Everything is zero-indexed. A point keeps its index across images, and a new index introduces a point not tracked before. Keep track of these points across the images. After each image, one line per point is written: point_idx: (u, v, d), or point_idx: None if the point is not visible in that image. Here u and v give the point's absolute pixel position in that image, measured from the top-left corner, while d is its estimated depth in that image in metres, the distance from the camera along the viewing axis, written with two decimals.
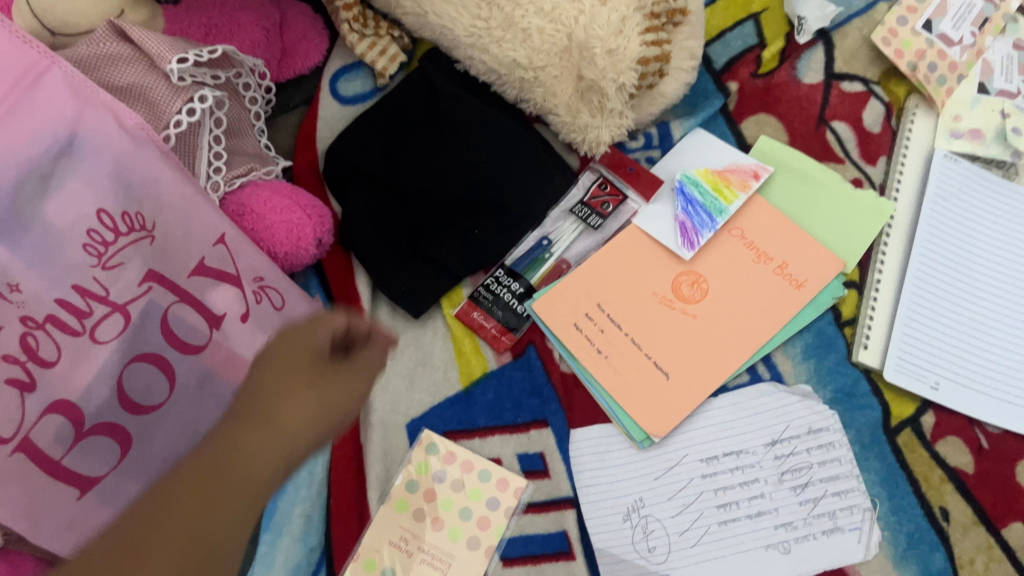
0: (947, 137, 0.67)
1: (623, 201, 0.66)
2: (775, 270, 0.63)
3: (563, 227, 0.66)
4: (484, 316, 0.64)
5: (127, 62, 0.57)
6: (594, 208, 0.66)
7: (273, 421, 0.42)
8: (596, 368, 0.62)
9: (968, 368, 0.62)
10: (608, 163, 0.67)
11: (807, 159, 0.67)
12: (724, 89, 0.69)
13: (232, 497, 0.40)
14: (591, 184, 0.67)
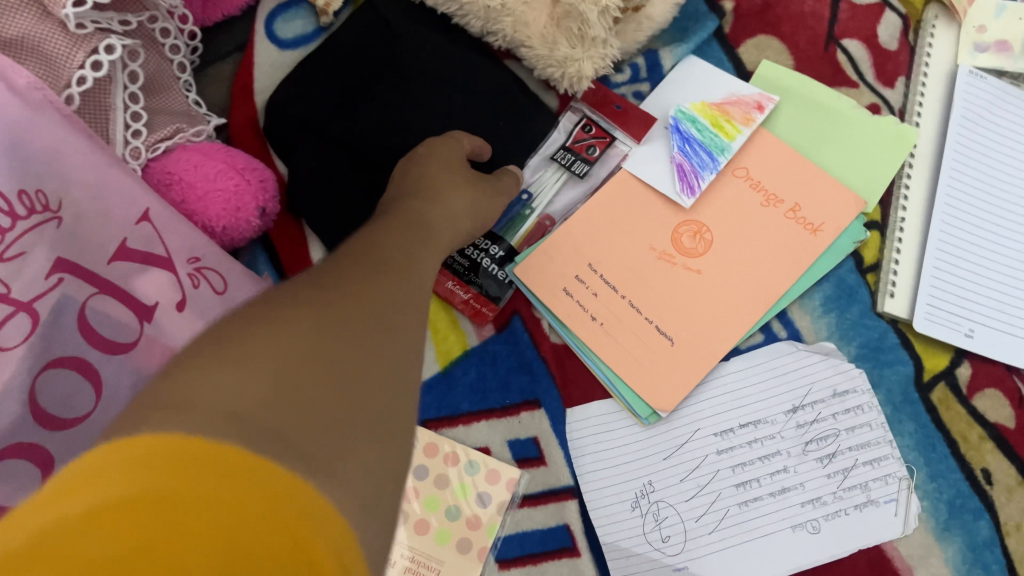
0: (970, 51, 0.59)
1: (610, 143, 0.58)
2: (786, 214, 0.56)
3: (543, 176, 0.58)
4: (460, 286, 0.55)
5: (13, 10, 0.44)
6: (579, 154, 0.58)
7: (392, 249, 0.37)
8: (595, 342, 0.54)
9: (1006, 311, 0.56)
10: (592, 100, 0.58)
11: (816, 85, 0.59)
12: (718, 9, 0.61)
13: (381, 284, 0.33)
14: (573, 127, 0.58)
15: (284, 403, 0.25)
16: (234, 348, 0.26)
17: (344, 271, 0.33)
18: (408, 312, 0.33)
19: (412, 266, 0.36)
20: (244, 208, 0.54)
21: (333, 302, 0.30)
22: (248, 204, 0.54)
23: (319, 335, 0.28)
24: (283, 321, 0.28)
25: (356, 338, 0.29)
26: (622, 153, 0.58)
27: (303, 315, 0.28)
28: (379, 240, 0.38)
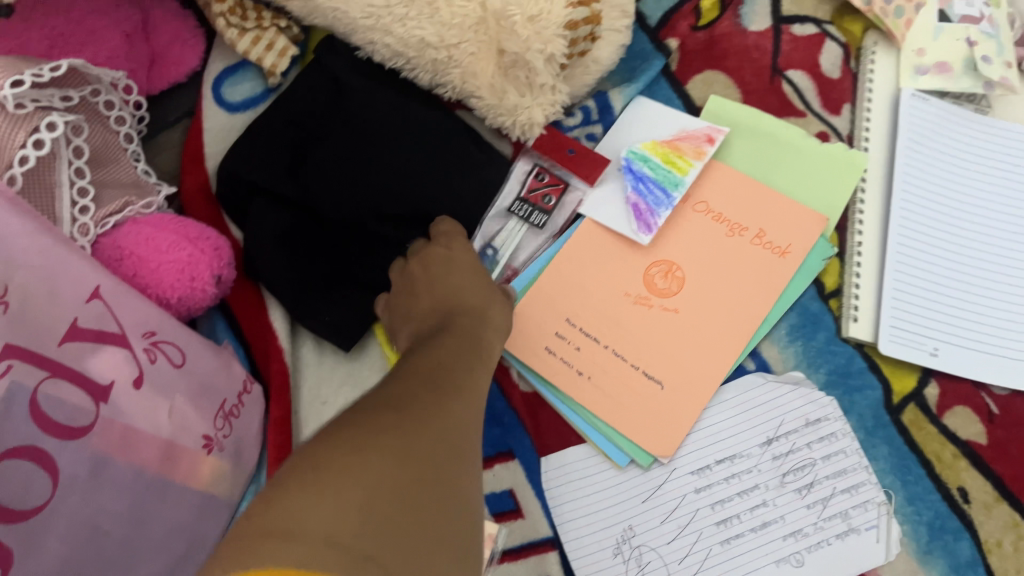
0: (912, 75, 0.60)
1: (565, 189, 0.58)
2: (752, 240, 0.56)
3: (499, 228, 0.58)
4: None
5: None
6: (535, 204, 0.58)
7: (450, 369, 0.41)
8: (576, 390, 0.54)
9: (971, 327, 0.56)
10: (543, 149, 0.58)
11: (763, 117, 0.59)
12: (663, 47, 0.62)
13: (442, 407, 0.37)
14: (525, 178, 0.58)
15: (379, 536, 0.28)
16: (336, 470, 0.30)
17: (412, 395, 0.37)
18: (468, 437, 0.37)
19: (467, 384, 0.40)
20: (199, 277, 0.53)
21: (411, 429, 0.33)
22: (203, 273, 0.54)
23: (400, 462, 0.31)
24: (368, 447, 0.31)
25: (433, 468, 0.32)
26: (580, 198, 0.58)
27: (387, 441, 0.32)
28: (430, 358, 0.42)
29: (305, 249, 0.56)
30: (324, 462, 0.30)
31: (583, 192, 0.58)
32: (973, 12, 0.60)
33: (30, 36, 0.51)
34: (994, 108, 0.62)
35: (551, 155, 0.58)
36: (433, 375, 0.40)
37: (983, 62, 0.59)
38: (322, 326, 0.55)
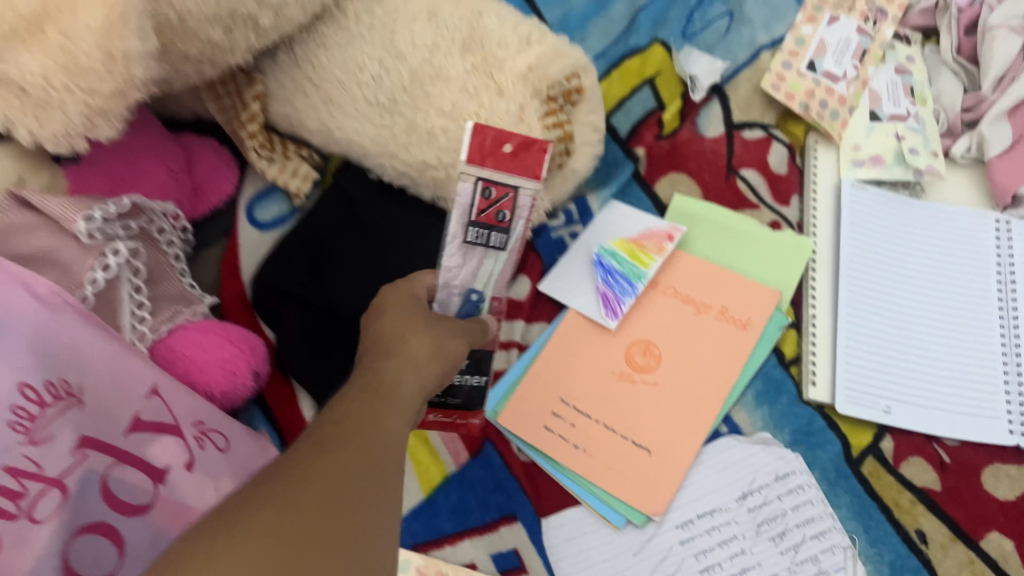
0: (850, 167, 0.70)
1: (516, 196, 0.45)
2: (717, 316, 0.64)
3: (461, 265, 0.48)
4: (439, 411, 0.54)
5: (33, 229, 0.55)
6: (490, 224, 0.46)
7: (387, 396, 0.42)
8: (574, 462, 0.60)
9: (919, 385, 0.63)
10: (482, 162, 0.43)
11: (722, 211, 0.68)
12: (633, 155, 0.71)
13: (362, 441, 0.38)
14: (471, 201, 0.44)
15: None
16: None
17: (318, 464, 0.35)
18: (383, 507, 0.36)
19: (394, 450, 0.39)
20: (240, 372, 0.62)
21: (302, 487, 0.34)
22: (243, 368, 0.62)
23: (272, 524, 0.32)
24: (243, 512, 0.32)
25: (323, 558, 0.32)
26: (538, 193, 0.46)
27: (268, 527, 0.31)
28: (358, 410, 0.40)
29: (326, 344, 0.64)
30: (196, 557, 0.30)
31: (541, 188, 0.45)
32: (900, 111, 0.71)
33: (95, 178, 0.61)
34: (928, 191, 0.71)
35: (497, 165, 0.43)
36: (350, 444, 0.37)
37: (910, 153, 0.69)
38: None
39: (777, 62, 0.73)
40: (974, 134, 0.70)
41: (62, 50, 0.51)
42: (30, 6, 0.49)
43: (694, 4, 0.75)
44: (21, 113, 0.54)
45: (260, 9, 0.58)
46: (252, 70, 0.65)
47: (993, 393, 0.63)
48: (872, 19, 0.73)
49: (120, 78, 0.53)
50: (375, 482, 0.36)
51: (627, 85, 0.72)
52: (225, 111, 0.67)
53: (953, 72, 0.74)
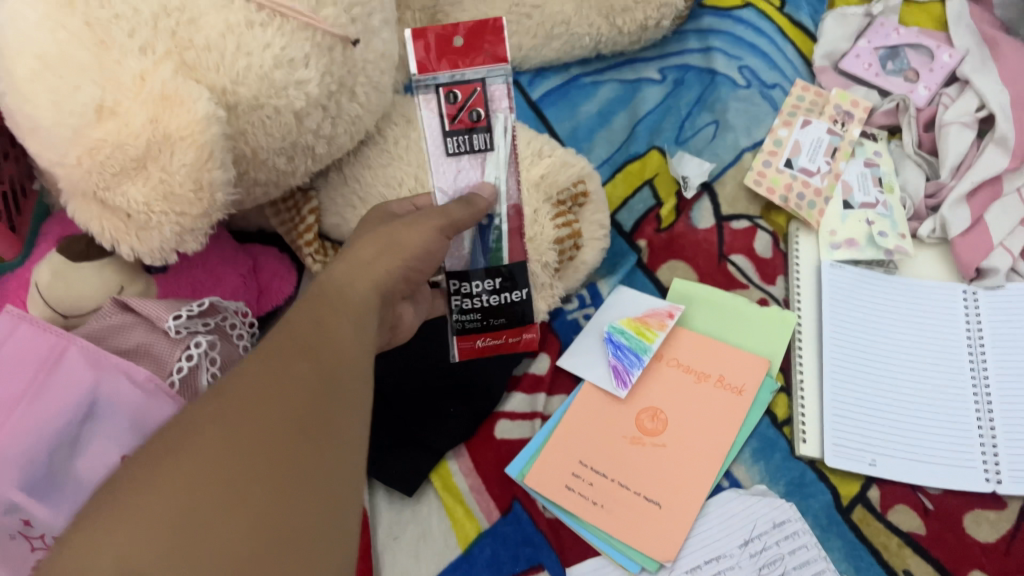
0: (828, 249, 0.80)
1: (482, 85, 0.63)
2: (715, 384, 0.73)
3: (469, 164, 0.65)
4: (488, 337, 0.69)
5: (130, 328, 0.68)
6: (468, 128, 0.64)
7: (329, 335, 0.46)
8: (593, 517, 0.68)
9: (900, 440, 0.71)
10: (436, 70, 0.63)
11: (717, 292, 0.79)
12: (635, 246, 0.83)
13: (305, 381, 0.42)
14: (441, 110, 0.63)
15: (207, 521, 0.36)
16: (170, 466, 0.37)
17: (262, 409, 0.40)
18: (343, 406, 0.43)
19: (339, 383, 0.44)
20: None
21: (250, 434, 0.39)
22: None
23: (223, 471, 0.37)
24: (188, 461, 0.37)
25: (286, 445, 0.39)
26: (503, 80, 0.64)
27: (233, 427, 0.39)
28: (299, 346, 0.44)
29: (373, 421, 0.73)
30: (176, 448, 0.38)
31: (502, 77, 0.64)
32: (870, 199, 0.81)
33: (179, 283, 0.74)
34: (900, 269, 0.80)
35: (451, 61, 0.63)
36: (310, 354, 0.44)
37: (880, 236, 0.79)
38: (394, 478, 0.70)
39: (759, 161, 0.85)
40: (937, 218, 0.79)
41: (160, 182, 0.63)
42: (137, 147, 0.60)
43: (685, 115, 0.90)
44: (125, 233, 0.66)
45: (316, 140, 0.71)
46: (308, 189, 0.79)
47: (969, 445, 0.70)
48: (840, 121, 0.85)
49: (205, 202, 0.65)
50: (333, 386, 0.43)
51: (629, 185, 0.86)
52: (284, 223, 0.80)
53: (916, 164, 0.84)
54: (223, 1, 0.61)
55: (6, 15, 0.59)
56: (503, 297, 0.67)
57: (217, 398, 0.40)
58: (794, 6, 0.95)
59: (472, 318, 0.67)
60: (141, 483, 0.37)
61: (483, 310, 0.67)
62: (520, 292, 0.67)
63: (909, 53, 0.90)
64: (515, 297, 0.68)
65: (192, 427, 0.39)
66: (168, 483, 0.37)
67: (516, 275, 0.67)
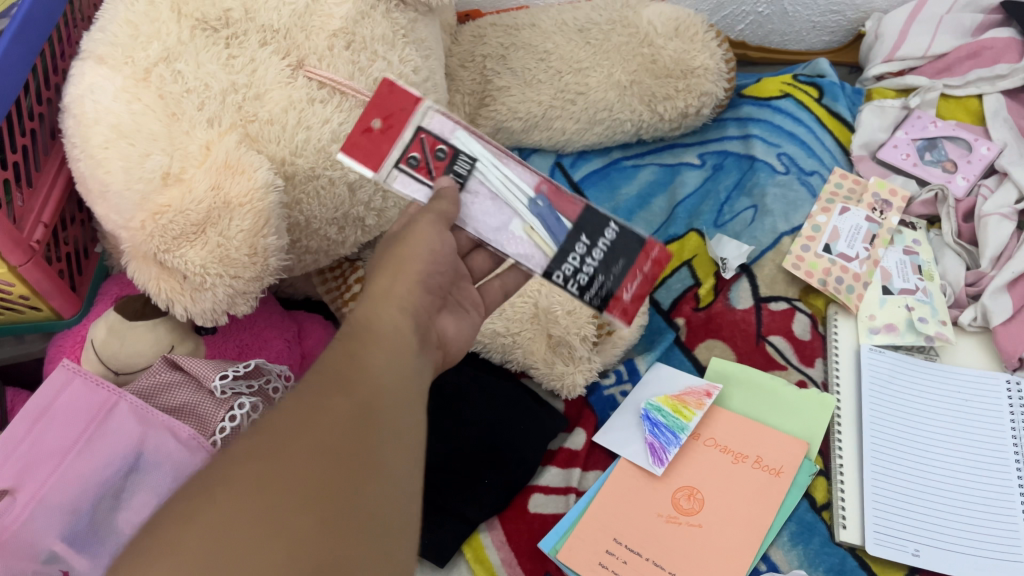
0: (867, 334, 0.80)
1: (422, 133, 0.54)
2: (753, 464, 0.72)
3: (478, 143, 0.55)
4: (627, 284, 0.56)
5: (178, 385, 0.69)
6: (448, 165, 0.54)
7: (368, 354, 0.43)
8: None
9: (944, 529, 0.69)
10: (376, 160, 0.53)
11: (755, 371, 0.79)
12: (674, 324, 0.84)
13: (346, 404, 0.40)
14: (414, 175, 0.53)
15: (246, 559, 0.34)
16: (205, 505, 0.35)
17: (304, 431, 0.38)
18: (387, 438, 0.40)
19: (385, 400, 0.41)
20: None
21: (294, 460, 0.37)
22: None
23: (267, 497, 0.35)
24: (229, 492, 0.36)
25: (328, 477, 0.37)
26: (434, 109, 0.54)
27: (275, 459, 0.37)
28: (340, 366, 0.42)
29: None
30: (213, 487, 0.36)
31: (428, 106, 0.54)
32: (909, 286, 0.82)
33: (227, 344, 0.77)
34: (941, 355, 0.80)
35: (386, 155, 0.53)
36: (349, 385, 0.41)
37: (920, 322, 0.79)
38: (422, 546, 0.69)
39: (797, 245, 0.86)
40: (978, 306, 0.80)
41: (217, 246, 0.62)
42: (198, 213, 0.61)
43: (723, 199, 0.93)
44: (180, 293, 0.65)
45: (367, 212, 0.73)
46: (355, 259, 0.81)
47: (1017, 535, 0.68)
48: (879, 209, 0.87)
49: (259, 266, 0.64)
50: (375, 416, 0.40)
51: (667, 265, 0.88)
52: (330, 293, 0.82)
53: (956, 253, 0.85)
54: (286, 79, 0.65)
55: (86, 87, 0.62)
56: (602, 246, 0.55)
57: (255, 437, 0.38)
58: (831, 98, 0.98)
59: (598, 294, 0.55)
60: (176, 528, 0.35)
61: (599, 269, 0.55)
62: (610, 229, 0.56)
63: (946, 145, 0.92)
64: (619, 228, 0.56)
65: (228, 466, 0.37)
66: (201, 525, 0.35)
67: (593, 217, 0.55)
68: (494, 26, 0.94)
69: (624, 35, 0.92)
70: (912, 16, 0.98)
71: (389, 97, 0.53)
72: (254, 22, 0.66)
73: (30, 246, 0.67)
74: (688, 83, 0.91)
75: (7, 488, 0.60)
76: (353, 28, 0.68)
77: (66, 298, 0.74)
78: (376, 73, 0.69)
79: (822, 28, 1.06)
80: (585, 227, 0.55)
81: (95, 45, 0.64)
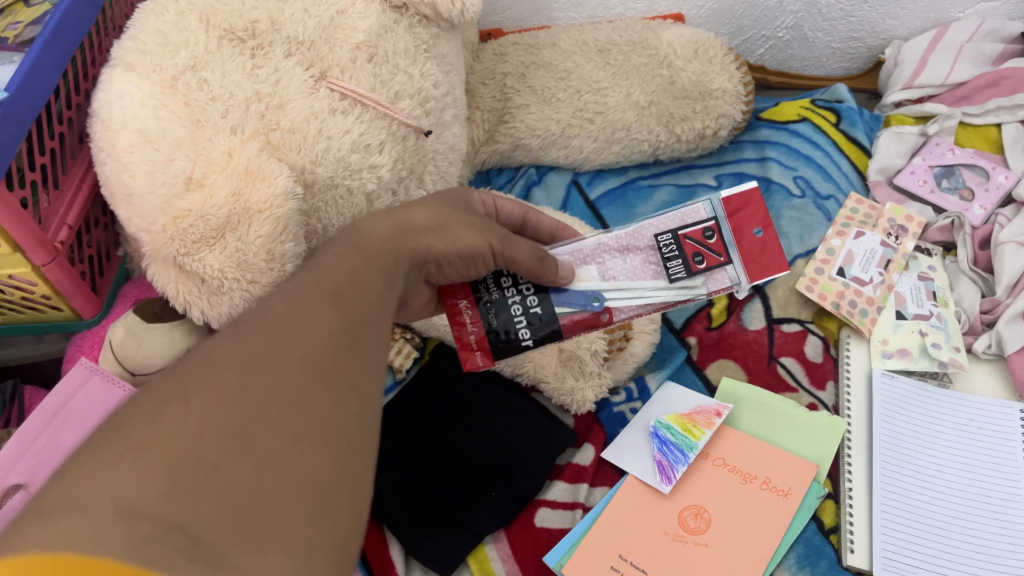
0: (880, 358, 0.80)
1: (721, 263, 0.54)
2: (761, 485, 0.71)
3: (669, 294, 0.55)
4: (469, 311, 0.55)
5: None
6: (685, 255, 0.54)
7: (353, 281, 0.42)
8: None
9: (940, 548, 0.69)
10: (734, 213, 0.55)
11: (765, 393, 0.79)
12: (685, 343, 0.84)
13: (326, 327, 0.38)
14: (694, 224, 0.55)
15: (215, 467, 0.31)
16: (176, 404, 0.32)
17: (279, 347, 0.36)
18: (366, 371, 0.39)
19: (367, 332, 0.40)
20: None
21: (269, 376, 0.35)
22: None
23: (239, 408, 0.33)
24: (199, 395, 0.33)
25: (307, 399, 0.35)
26: (734, 288, 0.55)
27: (251, 368, 0.34)
28: (322, 287, 0.40)
29: (416, 498, 0.72)
30: (183, 383, 0.33)
31: (741, 284, 0.54)
32: (923, 311, 0.82)
33: None
34: (954, 381, 0.80)
35: (731, 220, 0.55)
36: (331, 307, 0.39)
37: (933, 347, 0.79)
38: (428, 555, 0.69)
39: (811, 268, 0.86)
40: (992, 333, 0.79)
41: (236, 251, 0.63)
42: (218, 218, 0.62)
43: None
44: (198, 296, 0.66)
45: None
46: None
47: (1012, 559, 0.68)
48: (894, 234, 0.87)
49: (276, 272, 0.65)
50: (355, 342, 0.39)
51: None
52: None
53: (971, 280, 0.85)
54: (309, 90, 0.67)
55: (115, 94, 0.63)
56: (519, 319, 0.54)
57: (229, 342, 0.35)
58: (849, 123, 0.98)
59: (495, 283, 0.54)
60: (141, 422, 0.31)
61: (498, 301, 0.54)
62: (525, 338, 0.54)
63: (964, 172, 0.92)
64: (525, 344, 0.54)
65: (199, 365, 0.34)
66: (173, 423, 0.31)
67: (552, 326, 0.54)
68: (515, 45, 0.95)
69: (644, 56, 0.93)
70: (931, 45, 0.98)
71: (754, 252, 0.54)
72: (280, 34, 0.67)
73: (54, 246, 0.68)
74: (705, 105, 0.92)
75: (21, 483, 0.61)
76: (376, 41, 0.69)
77: (87, 299, 0.75)
78: (398, 86, 0.70)
79: (841, 55, 1.07)
80: (547, 311, 0.54)
81: (124, 52, 0.65)
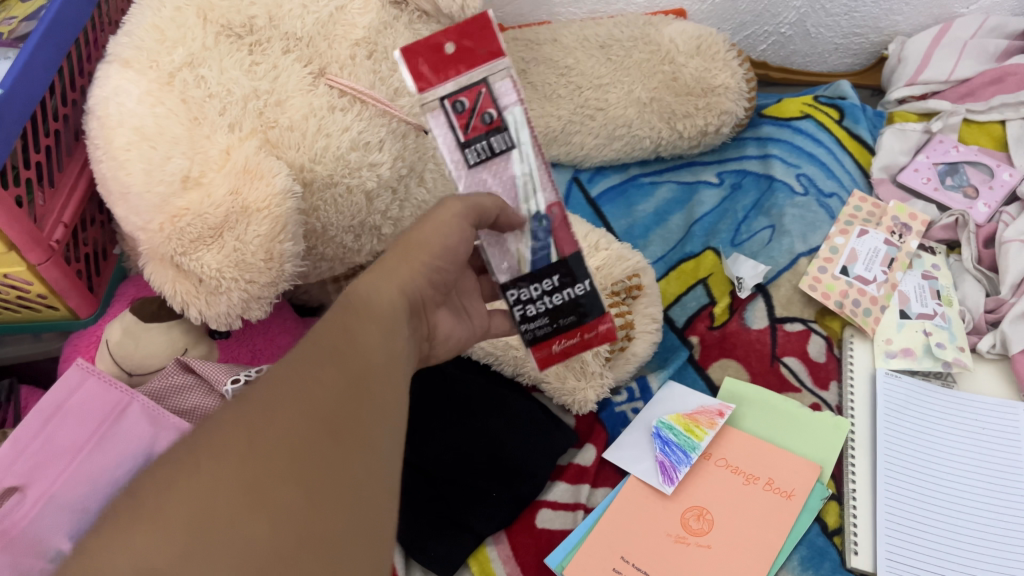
0: (884, 358, 0.80)
1: (488, 87, 0.50)
2: (764, 486, 0.71)
3: (524, 134, 0.52)
4: (563, 339, 0.57)
5: (191, 389, 0.69)
6: (483, 132, 0.51)
7: (356, 331, 0.42)
8: None
9: (947, 553, 0.68)
10: (432, 80, 0.49)
11: (769, 393, 0.78)
12: (687, 342, 0.84)
13: (332, 378, 0.38)
14: (450, 121, 0.50)
15: (230, 523, 0.32)
16: (188, 473, 0.33)
17: (287, 402, 0.36)
18: (377, 414, 0.39)
19: (377, 377, 0.41)
20: None
21: (279, 431, 0.35)
22: None
23: (250, 466, 0.34)
24: (210, 459, 0.34)
25: (318, 450, 0.35)
26: (507, 73, 0.51)
27: (259, 425, 0.35)
28: (327, 340, 0.41)
29: (417, 499, 0.72)
30: (195, 451, 0.34)
31: (506, 68, 0.50)
32: (928, 311, 0.82)
33: (239, 349, 0.77)
34: (958, 381, 0.80)
35: (439, 79, 0.49)
36: (338, 356, 0.40)
37: (937, 347, 0.79)
38: (429, 558, 0.68)
39: (814, 266, 0.86)
40: (997, 333, 0.79)
41: (234, 251, 0.62)
42: (216, 217, 0.61)
43: (741, 218, 0.92)
44: (195, 296, 0.65)
45: (384, 221, 0.73)
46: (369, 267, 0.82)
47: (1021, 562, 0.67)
48: (898, 232, 0.87)
49: (275, 271, 0.64)
50: (365, 389, 0.39)
51: (682, 283, 0.88)
52: None
53: (976, 279, 0.84)
54: (307, 87, 0.66)
55: (111, 90, 0.62)
56: (565, 294, 0.55)
57: (238, 406, 0.36)
58: (852, 120, 0.98)
59: (536, 321, 0.55)
60: (156, 493, 0.33)
61: (550, 313, 0.55)
62: (583, 283, 0.55)
63: (968, 169, 0.91)
64: (586, 283, 0.55)
65: (211, 431, 0.35)
66: (185, 489, 0.33)
67: (570, 266, 0.54)
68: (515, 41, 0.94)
69: (645, 52, 0.92)
70: (934, 42, 0.98)
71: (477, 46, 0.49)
72: (278, 30, 0.66)
73: (49, 246, 0.67)
74: (708, 101, 0.91)
75: (17, 485, 0.60)
76: (376, 38, 0.69)
77: (83, 298, 0.74)
78: (397, 83, 0.70)
79: (844, 50, 1.06)
80: (553, 269, 0.54)
81: (121, 48, 0.63)
